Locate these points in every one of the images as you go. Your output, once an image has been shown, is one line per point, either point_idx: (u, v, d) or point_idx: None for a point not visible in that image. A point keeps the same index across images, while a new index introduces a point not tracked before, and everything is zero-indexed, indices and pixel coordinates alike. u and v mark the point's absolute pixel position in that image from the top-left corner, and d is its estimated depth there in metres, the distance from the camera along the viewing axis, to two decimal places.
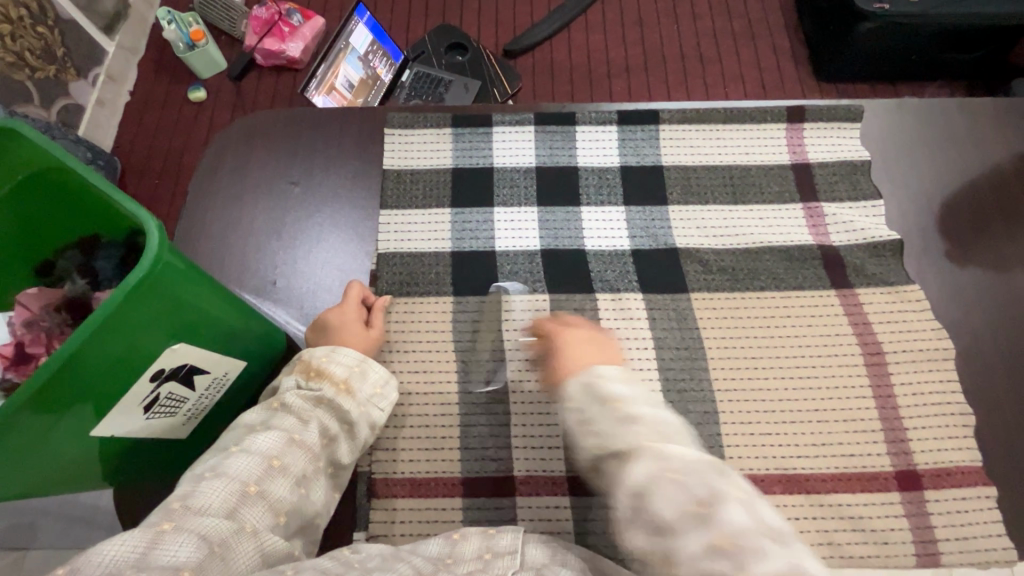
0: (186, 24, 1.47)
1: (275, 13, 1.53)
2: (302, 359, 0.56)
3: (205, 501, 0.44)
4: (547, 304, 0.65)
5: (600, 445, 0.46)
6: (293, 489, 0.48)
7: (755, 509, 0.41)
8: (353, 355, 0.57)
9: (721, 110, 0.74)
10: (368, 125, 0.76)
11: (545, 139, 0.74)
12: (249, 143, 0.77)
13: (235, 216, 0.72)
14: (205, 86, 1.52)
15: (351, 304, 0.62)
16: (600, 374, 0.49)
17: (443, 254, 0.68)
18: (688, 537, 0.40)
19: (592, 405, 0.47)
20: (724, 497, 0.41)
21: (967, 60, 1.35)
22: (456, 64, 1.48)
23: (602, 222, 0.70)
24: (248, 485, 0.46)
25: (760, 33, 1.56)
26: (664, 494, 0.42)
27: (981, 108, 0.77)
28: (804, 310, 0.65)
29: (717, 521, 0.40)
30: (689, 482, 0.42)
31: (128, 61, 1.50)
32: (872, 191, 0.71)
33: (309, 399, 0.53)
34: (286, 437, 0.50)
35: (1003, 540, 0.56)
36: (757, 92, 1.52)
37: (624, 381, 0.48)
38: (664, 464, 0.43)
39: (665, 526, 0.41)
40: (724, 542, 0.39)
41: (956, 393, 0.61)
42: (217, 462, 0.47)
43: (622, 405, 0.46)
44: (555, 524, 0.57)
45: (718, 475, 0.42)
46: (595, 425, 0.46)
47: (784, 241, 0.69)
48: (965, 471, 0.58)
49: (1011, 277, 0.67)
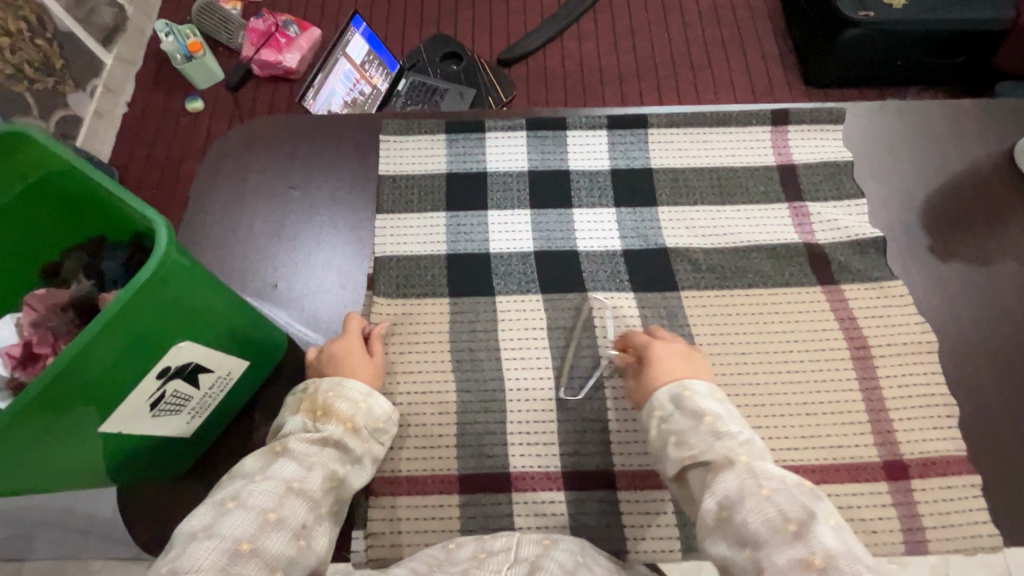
0: (182, 34, 1.50)
1: (273, 25, 1.56)
2: (309, 396, 0.57)
3: (194, 565, 0.42)
4: (540, 303, 0.67)
5: (685, 457, 0.50)
6: (290, 542, 0.46)
7: (847, 536, 0.42)
8: (360, 391, 0.58)
9: (708, 114, 0.76)
10: (365, 132, 0.78)
11: (537, 144, 0.75)
12: (248, 150, 0.78)
13: (234, 222, 0.74)
14: (203, 96, 1.54)
15: (353, 334, 0.62)
16: (692, 388, 0.54)
17: (438, 256, 0.70)
18: (780, 549, 0.41)
19: (682, 418, 0.52)
20: (819, 517, 0.43)
21: (953, 64, 1.38)
22: (452, 72, 1.51)
23: (593, 223, 0.71)
24: (241, 544, 0.44)
25: (750, 40, 1.60)
26: (752, 507, 0.44)
27: (961, 109, 0.79)
28: (792, 306, 0.67)
29: (810, 538, 0.41)
30: (778, 499, 0.44)
31: (126, 73, 1.52)
32: (856, 191, 0.73)
33: (316, 441, 0.53)
34: (284, 486, 0.49)
35: (989, 528, 0.57)
36: (747, 98, 1.55)
37: (713, 398, 0.53)
38: (754, 479, 0.46)
39: (752, 538, 0.43)
40: (819, 560, 0.40)
41: (940, 384, 0.63)
42: (212, 521, 0.45)
43: (713, 421, 0.51)
44: (552, 519, 0.58)
45: (812, 499, 0.44)
46: (682, 436, 0.51)
47: (770, 240, 0.70)
48: (950, 460, 0.60)
49: (991, 271, 0.69)
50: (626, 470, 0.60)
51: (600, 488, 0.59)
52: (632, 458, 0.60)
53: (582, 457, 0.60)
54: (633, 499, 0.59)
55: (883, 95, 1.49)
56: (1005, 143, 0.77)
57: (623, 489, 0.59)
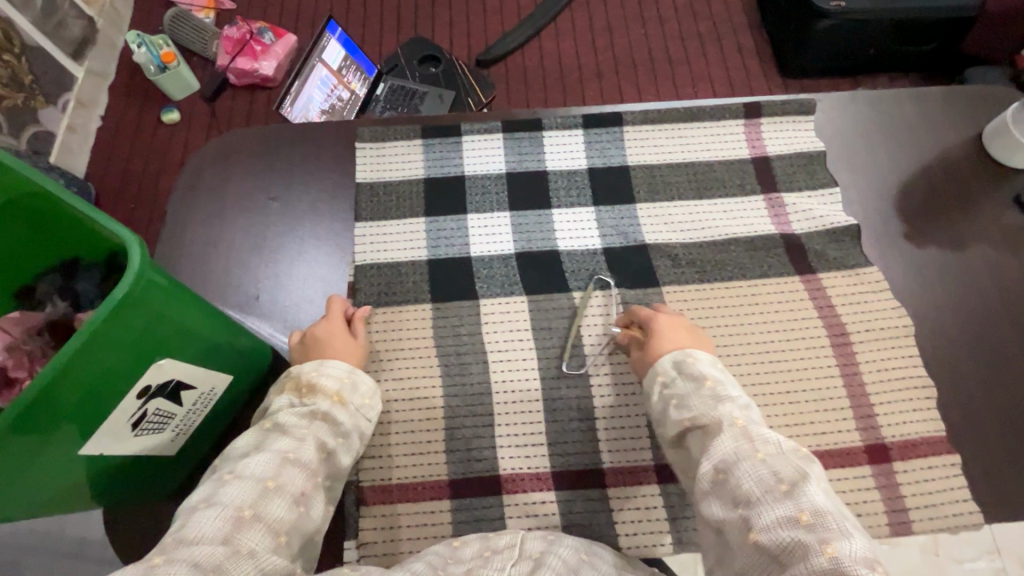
0: (157, 45, 1.48)
1: (246, 32, 1.54)
2: (292, 377, 0.57)
3: (199, 531, 0.42)
4: (522, 304, 0.67)
5: (688, 419, 0.52)
6: (291, 507, 0.48)
7: (836, 501, 0.42)
8: (342, 367, 0.58)
9: (681, 109, 0.77)
10: (341, 138, 0.77)
11: (514, 146, 0.75)
12: (224, 161, 0.77)
13: (213, 236, 0.73)
14: (178, 107, 1.52)
15: (334, 316, 0.63)
16: (694, 355, 0.56)
17: (419, 262, 0.70)
18: (768, 508, 0.41)
19: (683, 382, 0.54)
20: (811, 480, 0.43)
21: (924, 51, 1.40)
22: (431, 74, 1.51)
23: (572, 222, 0.71)
24: (243, 510, 0.45)
25: (726, 34, 1.61)
26: (748, 469, 0.44)
27: (929, 97, 0.81)
28: (772, 295, 0.68)
29: (799, 496, 0.41)
30: (774, 464, 0.44)
31: (98, 87, 1.50)
32: (829, 180, 0.74)
33: (304, 415, 0.54)
34: (279, 457, 0.50)
35: (972, 505, 0.58)
36: (725, 91, 1.56)
37: (715, 365, 0.55)
38: (748, 443, 0.46)
39: (744, 498, 0.43)
40: (806, 517, 0.40)
41: (918, 367, 0.64)
42: (212, 493, 0.46)
43: (714, 384, 0.53)
44: (544, 519, 0.58)
45: (805, 462, 0.45)
46: (686, 399, 0.53)
47: (747, 232, 0.71)
48: (930, 441, 0.61)
49: (964, 255, 0.71)
50: (615, 467, 0.60)
51: (591, 487, 0.59)
52: (621, 455, 0.61)
53: (570, 457, 0.60)
54: (622, 495, 0.59)
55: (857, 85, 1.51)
56: (973, 130, 0.78)
57: (612, 486, 0.59)
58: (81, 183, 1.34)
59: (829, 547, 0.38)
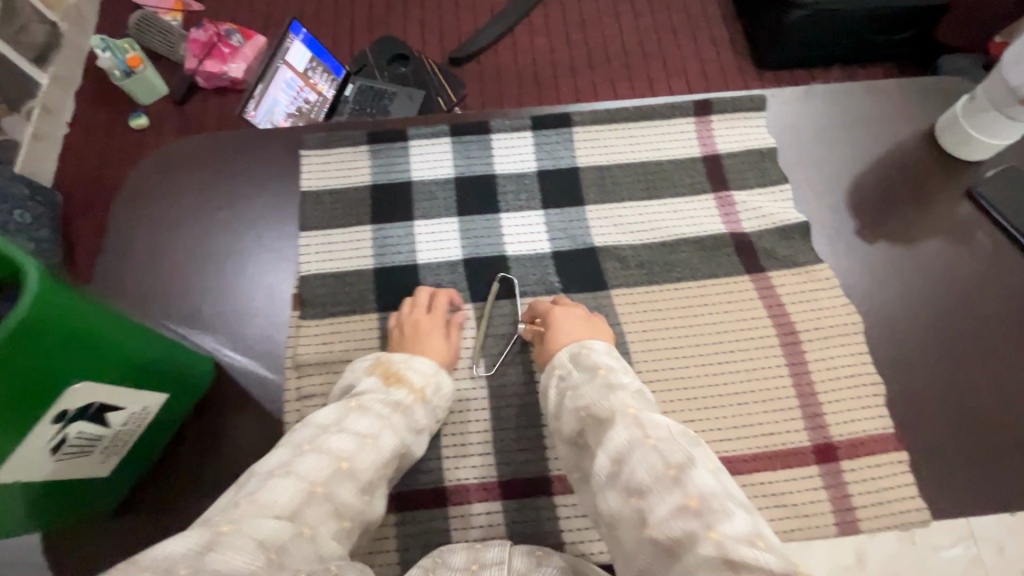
0: (121, 49, 1.43)
1: (214, 34, 1.50)
2: (383, 361, 0.60)
3: (272, 499, 0.46)
4: (469, 312, 0.66)
5: (581, 410, 0.53)
6: (358, 495, 0.51)
7: (723, 481, 0.44)
8: (429, 365, 0.60)
9: (632, 108, 0.76)
10: (286, 146, 0.76)
11: (462, 149, 0.74)
12: (168, 169, 0.75)
13: (156, 246, 0.71)
14: (147, 113, 1.49)
15: (438, 312, 0.63)
16: (589, 346, 0.58)
17: (365, 271, 0.68)
18: (660, 498, 0.43)
19: (579, 373, 0.56)
20: (697, 462, 0.45)
21: (897, 41, 1.39)
22: (400, 74, 1.47)
23: (521, 226, 0.70)
24: (315, 487, 0.49)
25: (701, 27, 1.60)
26: (640, 458, 0.45)
27: (884, 89, 0.80)
28: (722, 295, 0.67)
29: (686, 482, 0.43)
30: (664, 450, 0.45)
31: (64, 93, 1.46)
32: (780, 177, 0.73)
33: (388, 404, 0.56)
34: (359, 439, 0.53)
35: (918, 503, 0.58)
36: (700, 83, 1.55)
37: (609, 354, 0.58)
38: (641, 431, 0.47)
39: (639, 488, 0.44)
40: (694, 502, 0.42)
41: (868, 364, 0.64)
42: (290, 461, 0.50)
43: (606, 373, 0.55)
44: (488, 530, 0.57)
45: (692, 445, 0.46)
46: (579, 390, 0.54)
47: (697, 232, 0.70)
48: (878, 438, 0.61)
49: (916, 250, 0.71)
50: (562, 474, 0.59)
51: (537, 495, 0.58)
52: (568, 462, 0.60)
53: (517, 465, 0.59)
54: (569, 503, 0.58)
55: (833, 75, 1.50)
56: (927, 122, 0.78)
57: (558, 494, 0.58)
58: (48, 193, 1.31)
59: (713, 532, 0.39)
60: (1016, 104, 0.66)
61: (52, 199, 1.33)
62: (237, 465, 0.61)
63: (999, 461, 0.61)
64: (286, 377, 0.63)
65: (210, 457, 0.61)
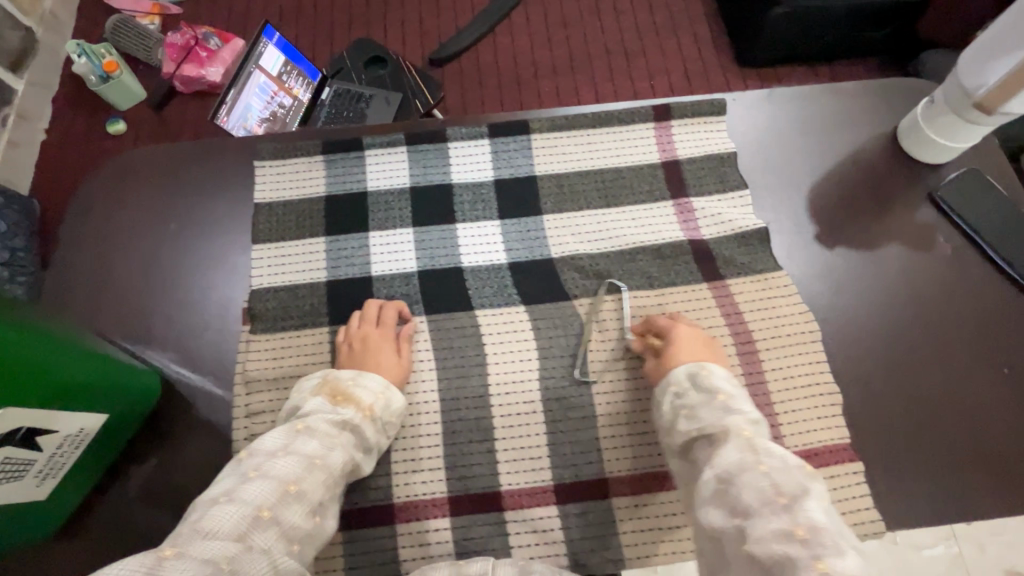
0: (98, 54, 1.32)
1: (192, 38, 1.42)
2: (330, 381, 0.58)
3: (216, 525, 0.45)
4: (422, 325, 0.65)
5: (694, 430, 0.51)
6: (307, 517, 0.50)
7: (836, 518, 0.41)
8: (378, 382, 0.59)
9: (590, 115, 0.75)
10: (240, 157, 0.74)
11: (419, 159, 0.73)
12: (122, 181, 0.74)
13: (108, 260, 0.69)
14: (127, 118, 1.39)
15: (389, 329, 0.63)
16: (708, 368, 0.56)
17: (318, 284, 0.67)
18: (764, 520, 0.41)
19: (697, 393, 0.54)
20: (812, 494, 0.41)
21: (877, 37, 1.37)
22: (376, 76, 1.34)
23: (477, 236, 0.70)
24: (261, 510, 0.47)
25: (682, 25, 1.54)
26: (750, 481, 0.43)
27: (848, 91, 0.79)
28: (679, 304, 0.66)
29: (797, 510, 0.40)
30: (777, 476, 0.43)
31: (43, 98, 1.36)
32: (739, 182, 0.72)
33: (335, 424, 0.55)
34: (306, 461, 0.52)
35: (872, 514, 0.58)
36: (682, 83, 1.49)
37: (730, 381, 0.55)
38: (754, 456, 0.45)
39: (742, 508, 0.42)
40: (802, 531, 0.39)
41: (825, 373, 0.63)
42: (233, 488, 0.49)
43: (725, 398, 0.52)
44: (437, 547, 0.56)
45: (809, 478, 0.43)
46: (693, 411, 0.53)
47: (655, 239, 0.70)
48: (833, 448, 0.61)
49: (876, 255, 0.70)
50: (512, 490, 0.59)
51: (487, 511, 0.58)
52: (519, 477, 0.59)
53: (468, 481, 0.59)
54: (519, 518, 0.58)
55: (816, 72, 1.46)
56: (890, 124, 0.77)
57: (509, 510, 0.58)
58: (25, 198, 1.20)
59: (822, 563, 0.37)
60: (969, 109, 0.65)
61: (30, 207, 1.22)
62: (187, 484, 0.60)
63: (954, 469, 0.60)
64: (236, 393, 0.62)
65: (160, 476, 0.60)
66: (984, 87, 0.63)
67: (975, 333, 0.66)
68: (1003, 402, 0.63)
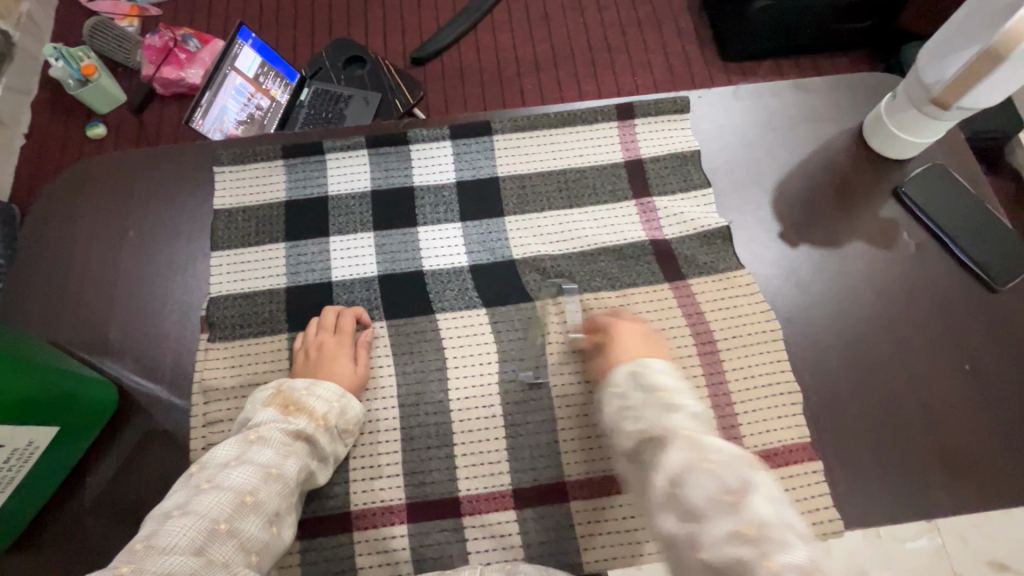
0: (75, 57, 1.29)
1: (171, 40, 1.38)
2: (283, 391, 0.58)
3: (171, 541, 0.44)
4: (382, 330, 0.65)
5: (640, 431, 0.46)
6: (264, 527, 0.49)
7: (782, 504, 0.39)
8: (333, 390, 0.58)
9: (553, 115, 0.74)
10: (200, 163, 0.74)
11: (380, 162, 0.73)
12: (81, 189, 0.73)
13: (66, 269, 0.69)
14: (105, 122, 1.35)
15: (346, 334, 0.63)
16: (649, 366, 0.50)
17: (278, 290, 0.67)
18: (714, 522, 0.38)
19: (638, 394, 0.48)
20: (757, 487, 0.39)
21: (860, 29, 1.35)
22: (356, 77, 1.31)
23: (439, 240, 0.69)
24: (218, 523, 0.46)
25: (665, 18, 1.48)
26: (696, 483, 0.40)
27: (814, 87, 0.78)
28: (640, 304, 0.66)
29: (745, 508, 0.37)
30: (721, 472, 0.40)
31: (18, 103, 1.32)
32: (702, 181, 0.72)
33: (289, 433, 0.55)
34: (263, 471, 0.51)
35: (831, 514, 0.58)
36: (666, 79, 1.43)
37: (672, 373, 0.49)
38: (698, 454, 0.41)
39: (694, 511, 0.39)
40: (752, 530, 0.37)
41: (785, 372, 0.63)
42: (187, 500, 0.48)
43: (667, 395, 0.47)
44: (395, 555, 0.56)
45: (752, 469, 0.40)
46: (634, 410, 0.47)
47: (617, 240, 0.70)
48: (792, 448, 0.61)
49: (839, 252, 0.70)
50: (470, 495, 0.58)
51: (446, 517, 0.58)
52: (477, 482, 0.59)
53: (427, 487, 0.59)
54: (477, 524, 0.58)
55: (799, 64, 1.42)
56: (857, 119, 0.76)
57: (467, 515, 0.58)
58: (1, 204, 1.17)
59: (772, 562, 0.35)
60: (928, 103, 0.64)
61: (8, 213, 1.14)
62: (145, 495, 0.60)
63: (913, 466, 0.60)
64: (193, 403, 0.62)
65: (118, 487, 0.60)
66: (940, 83, 0.62)
67: (936, 330, 0.66)
68: (962, 399, 0.63)
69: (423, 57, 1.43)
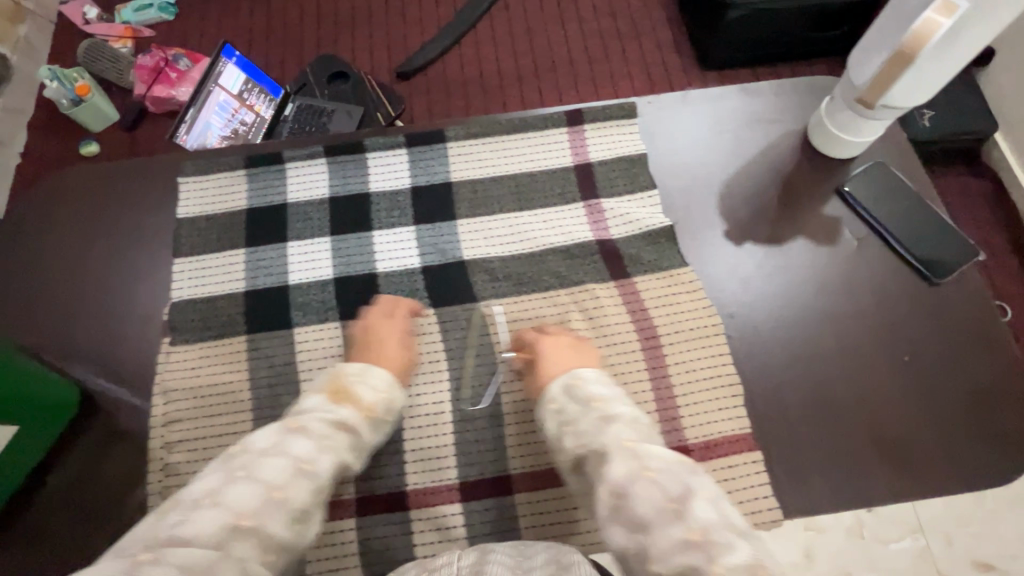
0: (69, 78, 1.33)
1: (161, 59, 1.42)
2: (336, 376, 0.58)
3: (194, 532, 0.41)
4: (335, 330, 0.68)
5: (582, 446, 0.52)
6: (291, 523, 0.46)
7: (721, 510, 0.43)
8: (383, 379, 0.59)
9: (505, 122, 0.77)
10: (163, 173, 0.77)
11: (339, 169, 0.76)
12: (55, 200, 0.75)
13: (38, 277, 0.71)
14: (100, 140, 1.39)
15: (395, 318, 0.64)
16: (580, 377, 0.57)
17: (236, 295, 0.70)
18: (661, 530, 0.42)
19: (573, 406, 0.55)
20: (694, 492, 0.44)
21: (835, 36, 1.37)
22: (340, 92, 1.35)
23: (391, 243, 0.72)
24: (240, 519, 0.43)
25: (644, 30, 1.52)
26: (641, 493, 0.44)
27: (761, 90, 0.81)
28: (591, 304, 0.69)
29: (687, 515, 0.42)
30: (663, 481, 0.45)
31: (14, 121, 1.36)
32: (647, 182, 0.74)
33: (334, 423, 0.54)
34: (295, 464, 0.48)
35: (770, 502, 0.60)
36: (647, 89, 1.46)
37: (601, 383, 0.57)
38: (639, 463, 0.46)
39: (640, 521, 0.43)
40: (696, 535, 0.41)
41: (725, 364, 0.66)
42: (219, 489, 0.45)
43: (600, 404, 0.54)
44: (343, 548, 0.58)
45: (689, 475, 0.45)
46: (574, 424, 0.53)
47: (565, 240, 0.72)
48: (731, 439, 0.63)
49: (784, 250, 0.71)
50: (418, 488, 0.60)
51: (393, 510, 0.59)
52: (426, 475, 0.61)
53: (375, 481, 0.60)
54: (425, 517, 0.59)
55: (777, 72, 1.45)
56: (801, 121, 0.78)
57: (414, 508, 0.60)
58: None
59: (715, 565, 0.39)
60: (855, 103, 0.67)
61: None
62: (110, 493, 0.61)
63: (855, 458, 0.62)
64: (153, 403, 0.65)
65: (83, 486, 0.61)
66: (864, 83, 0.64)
67: (877, 323, 0.68)
68: (907, 391, 0.64)
69: (409, 71, 1.47)
